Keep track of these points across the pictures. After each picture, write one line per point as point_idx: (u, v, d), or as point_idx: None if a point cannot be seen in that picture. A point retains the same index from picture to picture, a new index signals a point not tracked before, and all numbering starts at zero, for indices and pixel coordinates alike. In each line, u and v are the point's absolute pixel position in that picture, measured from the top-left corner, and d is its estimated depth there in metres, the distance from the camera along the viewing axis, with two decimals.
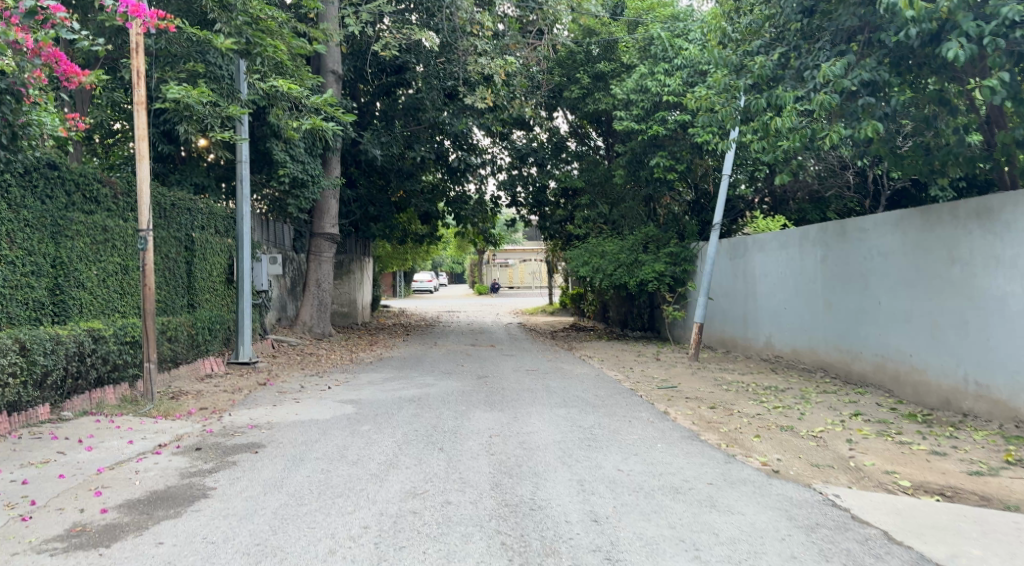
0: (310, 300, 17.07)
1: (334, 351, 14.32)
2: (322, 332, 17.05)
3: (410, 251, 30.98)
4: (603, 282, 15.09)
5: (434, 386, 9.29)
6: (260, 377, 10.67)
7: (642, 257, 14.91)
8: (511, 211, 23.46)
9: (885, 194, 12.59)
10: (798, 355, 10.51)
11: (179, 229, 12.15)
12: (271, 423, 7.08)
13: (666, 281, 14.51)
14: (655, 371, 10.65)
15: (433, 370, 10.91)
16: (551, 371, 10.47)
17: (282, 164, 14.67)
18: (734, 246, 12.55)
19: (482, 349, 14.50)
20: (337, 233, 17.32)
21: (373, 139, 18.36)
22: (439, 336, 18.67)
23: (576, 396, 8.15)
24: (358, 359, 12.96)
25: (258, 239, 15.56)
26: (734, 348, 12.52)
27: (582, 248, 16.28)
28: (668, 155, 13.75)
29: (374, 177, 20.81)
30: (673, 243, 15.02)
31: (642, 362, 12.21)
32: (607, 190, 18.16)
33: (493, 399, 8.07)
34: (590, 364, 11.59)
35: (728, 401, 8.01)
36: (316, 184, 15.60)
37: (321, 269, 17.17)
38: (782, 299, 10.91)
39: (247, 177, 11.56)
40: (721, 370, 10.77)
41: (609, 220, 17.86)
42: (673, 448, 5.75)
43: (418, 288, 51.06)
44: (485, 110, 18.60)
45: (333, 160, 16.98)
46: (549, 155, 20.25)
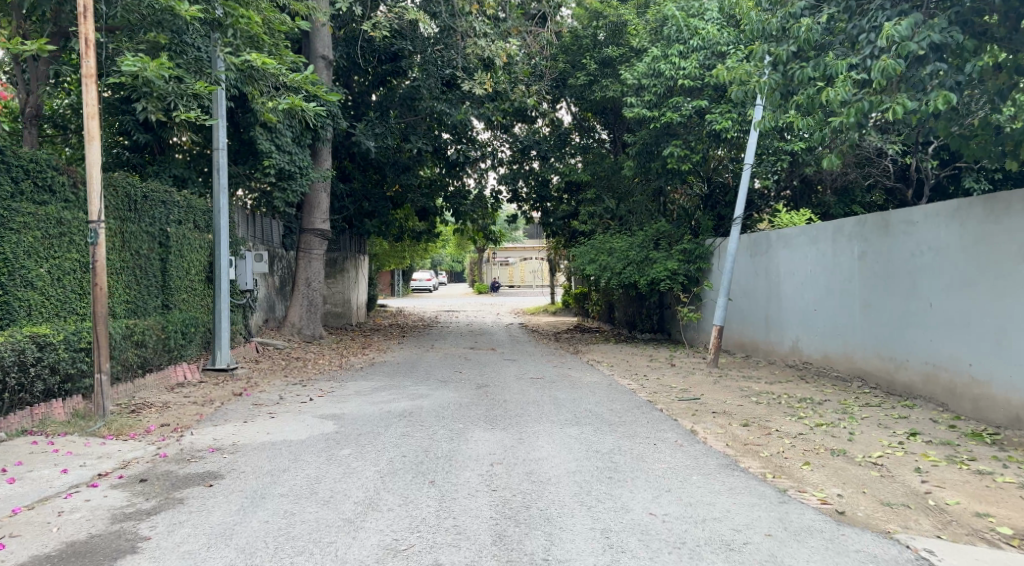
0: (300, 299, 16.07)
1: (323, 356, 13.35)
2: (312, 334, 16.06)
3: (407, 249, 29.93)
4: (611, 281, 14.11)
5: (429, 397, 8.30)
6: (237, 385, 9.68)
7: (652, 254, 13.92)
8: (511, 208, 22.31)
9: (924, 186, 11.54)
10: (830, 361, 9.54)
11: (152, 224, 11.16)
12: (237, 446, 6.09)
13: (679, 279, 13.52)
14: (673, 380, 9.65)
15: (428, 378, 9.93)
16: (558, 379, 9.51)
17: (268, 154, 13.69)
18: (755, 242, 11.60)
19: (482, 353, 13.51)
20: (328, 229, 16.33)
21: (367, 131, 17.37)
22: (437, 337, 17.69)
23: (589, 411, 7.16)
24: (348, 364, 11.98)
25: (243, 235, 14.57)
26: (756, 352, 11.55)
27: (587, 245, 15.29)
28: (682, 143, 12.77)
29: (369, 171, 19.84)
30: (687, 239, 14.04)
31: (656, 368, 11.22)
32: (614, 184, 17.16)
33: (495, 415, 7.08)
34: (599, 371, 10.60)
35: (762, 418, 7.03)
36: (305, 176, 14.64)
37: (311, 266, 16.17)
38: (813, 300, 9.94)
39: (225, 165, 10.63)
40: (745, 378, 9.79)
41: (617, 216, 16.89)
42: (712, 482, 4.78)
43: (416, 287, 50.03)
44: (485, 99, 17.63)
45: (324, 151, 16.00)
46: (552, 147, 19.31)
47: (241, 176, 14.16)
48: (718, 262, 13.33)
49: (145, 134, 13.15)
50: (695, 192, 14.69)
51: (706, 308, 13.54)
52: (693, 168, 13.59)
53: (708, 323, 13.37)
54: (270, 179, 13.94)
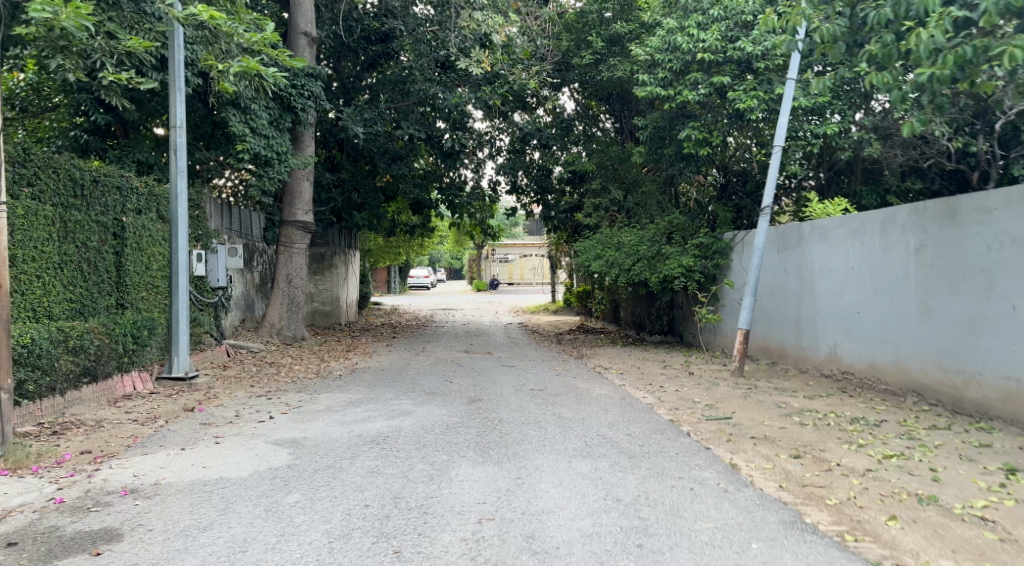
0: (279, 298, 14.73)
1: (301, 360, 12.08)
2: (293, 336, 14.73)
3: (401, 245, 28.64)
4: (619, 279, 12.80)
5: (411, 415, 7.01)
6: (192, 398, 8.38)
7: (665, 250, 12.63)
8: (510, 201, 20.94)
9: (990, 174, 10.03)
10: (876, 372, 8.27)
11: (103, 212, 9.85)
12: (159, 487, 4.79)
13: (696, 276, 12.23)
14: (695, 394, 8.34)
15: (414, 389, 8.64)
16: (562, 391, 8.26)
17: (241, 137, 12.43)
18: (784, 235, 10.33)
19: (478, 357, 12.22)
20: (311, 221, 15.02)
21: (355, 115, 16.03)
22: (431, 339, 16.43)
23: (602, 438, 5.85)
24: (327, 371, 10.70)
25: (215, 227, 13.32)
26: (786, 359, 10.25)
27: (593, 239, 13.99)
28: (700, 125, 11.47)
29: (359, 161, 18.61)
30: (703, 232, 12.74)
31: (672, 378, 9.91)
32: (621, 173, 15.91)
33: (488, 440, 5.78)
34: (609, 381, 9.30)
35: (815, 448, 5.75)
36: (283, 162, 13.37)
37: (292, 262, 14.85)
38: (857, 301, 8.65)
39: (184, 145, 9.36)
40: (779, 391, 8.51)
41: (624, 208, 15.56)
42: (780, 557, 3.51)
43: (414, 284, 48.58)
44: (483, 81, 16.37)
45: (307, 135, 14.72)
46: (554, 135, 18.04)
47: (213, 162, 12.90)
48: (737, 258, 12.03)
49: (105, 115, 11.97)
50: (710, 184, 13.53)
51: (723, 309, 12.25)
52: (711, 154, 12.35)
53: (728, 325, 12.08)
54: (244, 165, 12.69)
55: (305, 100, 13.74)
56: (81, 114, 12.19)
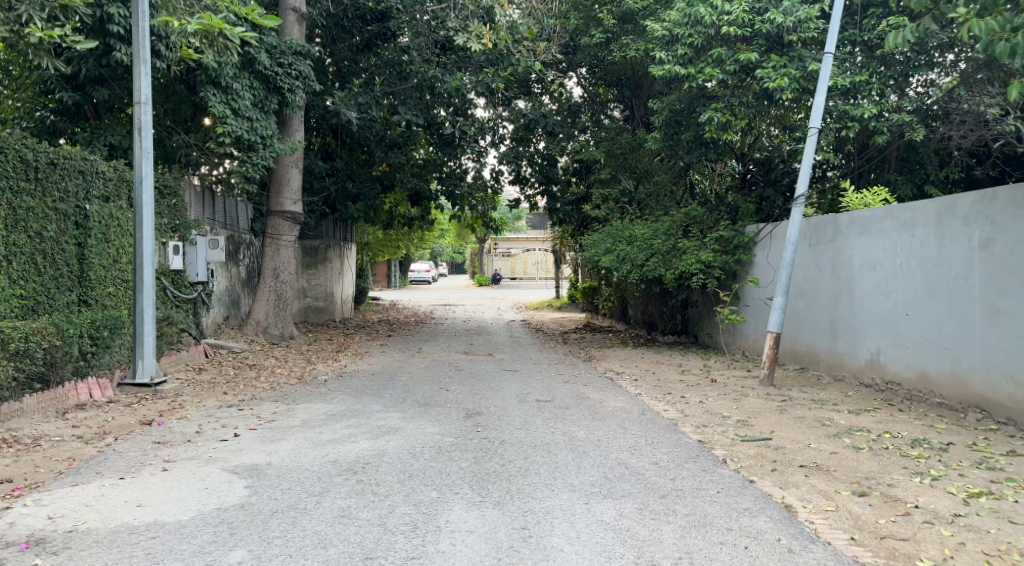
0: (266, 293, 13.73)
1: (285, 362, 11.11)
2: (280, 334, 13.74)
3: (401, 238, 27.66)
4: (632, 275, 11.84)
5: (399, 434, 6.03)
6: (154, 409, 7.41)
7: (682, 244, 11.65)
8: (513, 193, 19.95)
9: None
10: (928, 384, 7.29)
11: (63, 199, 8.87)
12: (74, 537, 3.81)
13: (716, 273, 11.23)
14: (723, 407, 7.36)
15: (405, 399, 7.67)
16: (573, 403, 7.31)
17: (221, 119, 11.49)
18: (818, 229, 9.34)
19: (478, 360, 11.27)
20: (300, 211, 14.03)
21: (348, 99, 15.02)
22: (429, 337, 15.46)
23: (625, 469, 4.86)
24: (313, 375, 9.76)
25: (195, 217, 12.50)
26: (821, 366, 9.25)
27: (603, 232, 13.02)
28: (723, 106, 10.47)
29: (356, 149, 17.93)
30: (723, 225, 11.75)
31: (692, 386, 8.91)
32: (632, 163, 14.97)
33: (488, 471, 4.81)
34: (624, 391, 8.33)
35: (880, 483, 4.77)
36: (268, 147, 12.43)
37: (279, 255, 13.85)
38: (905, 302, 7.66)
39: (149, 123, 8.38)
40: (818, 404, 7.51)
41: (635, 199, 14.55)
42: None
43: (415, 278, 47.59)
44: (485, 62, 15.39)
45: (295, 119, 13.75)
46: (560, 122, 17.08)
47: (193, 147, 11.98)
48: (761, 254, 11.01)
49: (73, 93, 10.99)
50: (729, 173, 12.75)
51: (746, 310, 11.22)
52: (734, 139, 11.41)
53: (752, 327, 11.06)
54: (225, 149, 11.76)
55: (292, 81, 12.74)
56: (48, 93, 11.22)
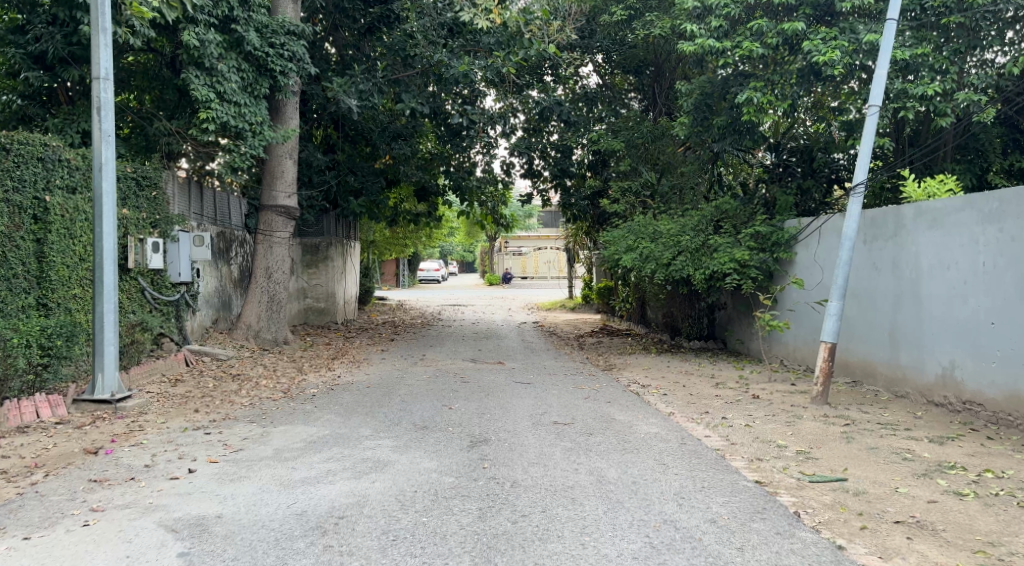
0: (257, 294, 12.65)
1: (273, 372, 10.05)
2: (273, 338, 12.67)
3: (409, 237, 26.61)
4: (657, 275, 10.76)
5: (387, 472, 4.92)
6: (106, 433, 6.33)
7: (713, 241, 10.53)
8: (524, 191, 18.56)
9: None
10: (1021, 405, 6.12)
11: (18, 188, 7.82)
12: None
13: (752, 273, 10.09)
14: (775, 434, 6.22)
15: (399, 421, 6.57)
16: (598, 427, 6.20)
17: (205, 103, 10.45)
18: (878, 224, 8.19)
19: (487, 370, 10.18)
20: (295, 206, 12.95)
21: (348, 86, 13.95)
22: (435, 342, 14.35)
23: (675, 530, 3.75)
24: (301, 388, 8.68)
25: (179, 211, 11.52)
26: (880, 379, 8.07)
27: (624, 227, 11.90)
28: (763, 84, 9.45)
29: (359, 142, 16.91)
30: (758, 219, 10.60)
31: (731, 403, 7.76)
32: (654, 153, 13.89)
33: (496, 534, 3.71)
34: (654, 410, 7.20)
35: (1013, 552, 3.62)
36: (258, 135, 11.33)
37: (272, 252, 12.77)
38: (990, 308, 6.47)
39: (111, 101, 7.34)
40: (887, 429, 6.35)
41: (658, 192, 13.41)
42: None
43: (424, 277, 46.53)
44: (494, 44, 14.34)
45: (290, 106, 12.68)
46: (574, 113, 15.85)
47: (175, 135, 10.93)
48: (804, 252, 9.79)
49: (41, 74, 9.97)
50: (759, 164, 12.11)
51: (786, 316, 9.97)
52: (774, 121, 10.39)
53: (794, 335, 9.83)
54: (209, 136, 10.70)
55: (285, 62, 11.66)
56: (15, 75, 10.20)
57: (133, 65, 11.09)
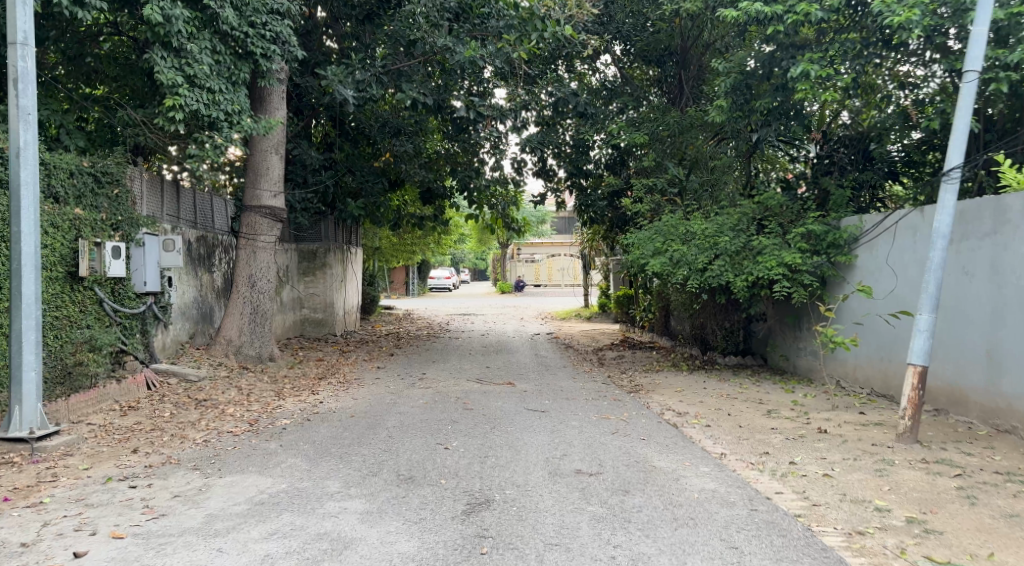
0: (239, 305, 11.28)
1: (247, 396, 8.67)
2: (257, 354, 11.30)
3: (417, 243, 25.28)
4: (690, 283, 9.37)
5: (347, 561, 3.51)
6: (4, 487, 4.94)
7: (757, 243, 9.12)
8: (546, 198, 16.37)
9: None
10: None
11: None
12: None
13: (805, 280, 8.66)
14: (870, 492, 4.72)
15: (378, 470, 5.14)
16: (634, 481, 4.76)
17: (173, 89, 9.16)
18: (970, 218, 6.71)
19: (494, 393, 8.75)
20: (281, 206, 11.60)
21: (344, 76, 12.64)
22: (440, 357, 12.94)
23: None
24: (273, 419, 7.28)
25: (148, 213, 10.20)
26: (977, 410, 6.55)
27: (651, 228, 10.49)
28: (821, 56, 8.22)
29: (358, 140, 15.58)
30: (809, 217, 9.15)
31: (794, 441, 6.30)
32: (683, 147, 12.44)
33: None
34: (701, 452, 5.75)
35: None
36: (235, 126, 9.97)
37: (255, 258, 11.40)
38: None
39: (29, 72, 6.05)
40: (1015, 483, 4.84)
41: (685, 190, 11.95)
42: None
43: (435, 285, 45.32)
44: (504, 28, 12.97)
45: (275, 95, 11.35)
46: (591, 104, 14.42)
47: (141, 126, 9.67)
48: (869, 256, 8.27)
49: None
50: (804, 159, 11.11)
51: (850, 333, 8.43)
52: (841, 98, 9.17)
53: (861, 353, 8.31)
54: (178, 127, 9.39)
55: (268, 44, 10.33)
56: None
57: (96, 48, 9.81)
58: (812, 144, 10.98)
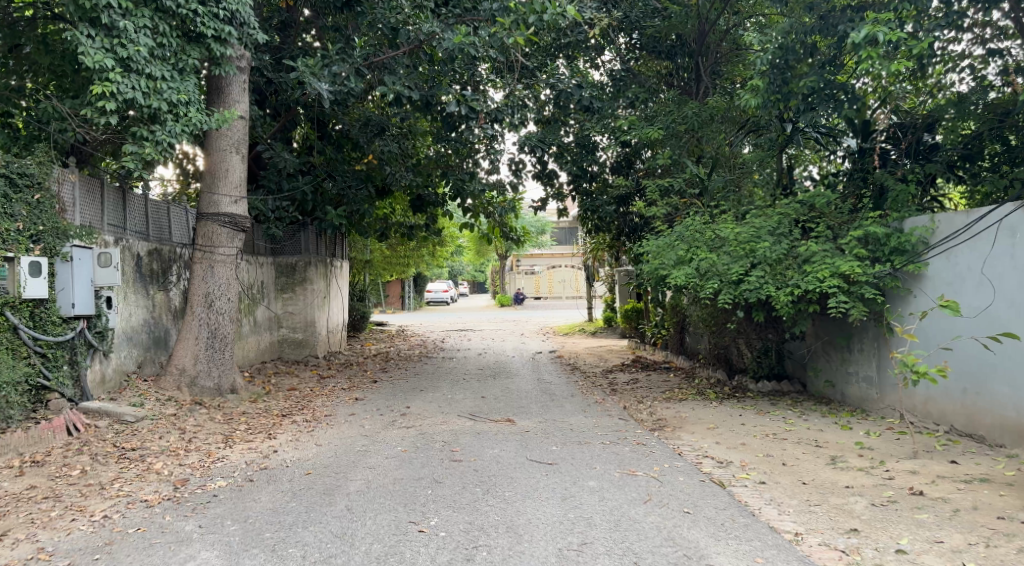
0: (194, 329, 9.70)
1: (187, 443, 7.11)
2: (216, 386, 9.75)
3: (411, 254, 23.77)
4: (723, 297, 7.86)
5: None
6: None
7: (804, 249, 7.66)
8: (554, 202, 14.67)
9: None
10: None
11: None
12: None
13: (864, 294, 7.12)
14: None
15: None
16: None
17: (103, 74, 7.70)
18: None
19: (488, 435, 7.20)
20: (243, 214, 10.08)
21: (319, 67, 11.15)
22: (431, 384, 11.39)
23: None
24: (206, 481, 5.72)
25: (83, 221, 8.59)
26: None
27: (672, 234, 9.00)
28: (887, 16, 6.99)
29: (340, 143, 14.11)
30: (866, 217, 7.63)
31: (886, 510, 4.75)
32: (702, 143, 10.95)
33: None
34: (771, 536, 4.20)
35: None
36: (181, 118, 8.46)
37: (212, 274, 9.84)
38: None
39: None
40: None
41: (707, 190, 10.45)
42: None
43: (433, 299, 43.82)
44: (498, 11, 11.49)
45: (235, 85, 9.86)
46: (598, 99, 12.95)
47: (68, 119, 8.20)
48: (950, 265, 6.73)
49: None
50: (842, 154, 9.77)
51: (934, 359, 6.85)
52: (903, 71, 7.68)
53: (948, 384, 6.72)
54: (110, 119, 7.91)
55: (223, 24, 8.85)
56: None
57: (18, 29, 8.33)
58: (854, 135, 9.38)
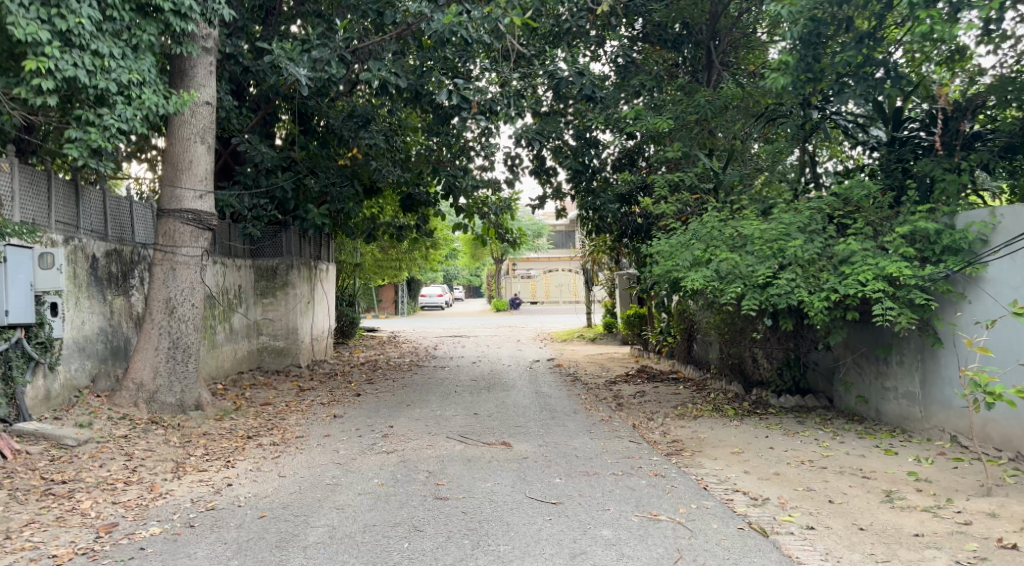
0: (153, 339, 8.71)
1: (129, 474, 6.10)
2: (178, 402, 8.76)
3: (403, 257, 22.75)
4: (747, 303, 6.91)
5: None
6: None
7: (841, 248, 6.73)
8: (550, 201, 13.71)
9: None
10: None
11: None
12: None
13: (914, 299, 6.20)
14: None
15: None
16: None
17: (38, 48, 6.71)
18: None
19: (479, 463, 6.21)
20: (210, 211, 9.11)
21: (296, 51, 10.15)
22: (419, 397, 10.39)
23: None
24: (136, 527, 4.72)
25: (25, 217, 7.59)
26: None
27: (687, 232, 8.03)
28: None
29: (322, 137, 13.12)
30: (912, 211, 6.72)
31: None
32: (716, 134, 9.99)
33: None
34: None
35: None
36: (133, 101, 7.49)
37: (174, 277, 8.85)
38: None
39: None
40: None
41: (722, 185, 9.48)
42: None
43: (426, 303, 42.79)
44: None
45: (201, 68, 8.88)
46: (601, 88, 11.98)
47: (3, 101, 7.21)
48: (1017, 267, 5.82)
49: None
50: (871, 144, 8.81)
51: (1009, 376, 5.88)
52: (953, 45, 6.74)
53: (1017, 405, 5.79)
54: (49, 100, 6.91)
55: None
56: None
57: None
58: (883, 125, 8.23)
